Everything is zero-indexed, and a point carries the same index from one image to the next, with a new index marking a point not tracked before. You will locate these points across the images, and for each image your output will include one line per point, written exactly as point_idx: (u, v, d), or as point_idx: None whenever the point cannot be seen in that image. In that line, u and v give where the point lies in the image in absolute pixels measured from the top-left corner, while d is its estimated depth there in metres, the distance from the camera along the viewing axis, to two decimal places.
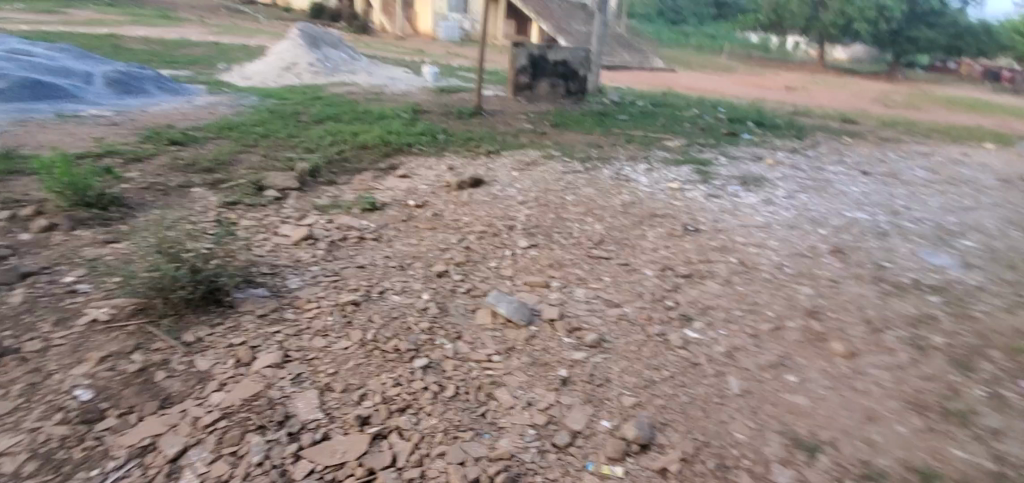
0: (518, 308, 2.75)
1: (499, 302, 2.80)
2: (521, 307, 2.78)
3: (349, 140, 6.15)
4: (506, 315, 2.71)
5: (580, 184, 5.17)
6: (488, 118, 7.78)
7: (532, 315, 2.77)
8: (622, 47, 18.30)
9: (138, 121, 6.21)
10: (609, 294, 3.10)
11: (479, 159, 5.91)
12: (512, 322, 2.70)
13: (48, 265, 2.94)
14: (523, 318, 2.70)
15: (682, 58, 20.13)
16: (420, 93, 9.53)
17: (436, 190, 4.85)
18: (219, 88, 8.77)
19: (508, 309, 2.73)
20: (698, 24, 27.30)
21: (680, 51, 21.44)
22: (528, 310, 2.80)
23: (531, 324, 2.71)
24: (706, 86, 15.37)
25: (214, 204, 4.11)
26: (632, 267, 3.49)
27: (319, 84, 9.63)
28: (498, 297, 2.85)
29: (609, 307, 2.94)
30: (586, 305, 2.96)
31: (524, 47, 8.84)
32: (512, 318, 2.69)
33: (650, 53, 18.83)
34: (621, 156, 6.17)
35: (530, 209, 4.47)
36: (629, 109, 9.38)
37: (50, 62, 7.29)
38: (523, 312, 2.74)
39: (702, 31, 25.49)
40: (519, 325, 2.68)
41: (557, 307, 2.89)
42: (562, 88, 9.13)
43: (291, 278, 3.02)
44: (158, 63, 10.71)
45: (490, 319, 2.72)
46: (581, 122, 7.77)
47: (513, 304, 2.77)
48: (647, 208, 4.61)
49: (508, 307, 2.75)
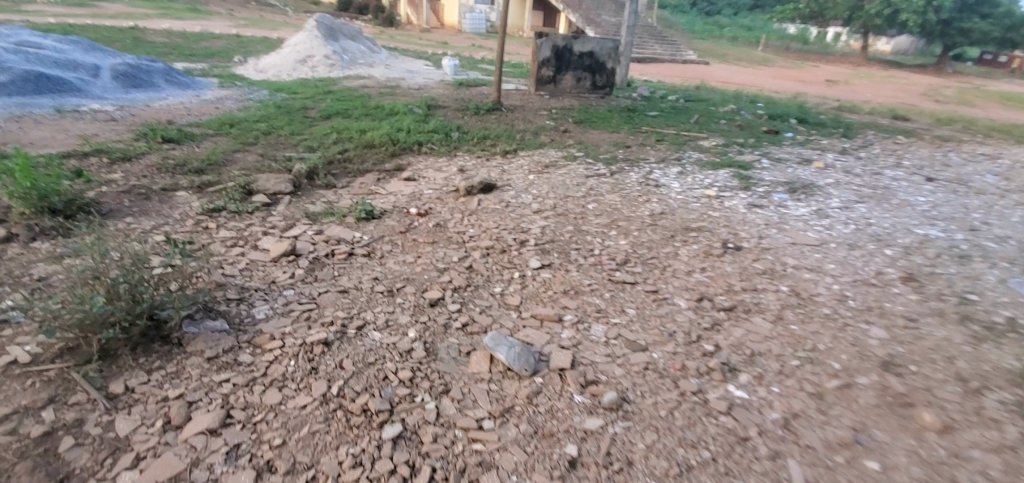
0: (521, 352, 2.25)
1: (499, 343, 2.30)
2: (525, 351, 2.28)
3: (355, 138, 5.73)
4: (506, 361, 2.22)
5: (603, 190, 4.62)
6: (507, 114, 7.27)
7: (537, 362, 2.27)
8: (652, 38, 17.49)
9: (138, 117, 5.94)
10: (634, 332, 2.57)
11: (494, 159, 5.42)
12: (512, 371, 2.20)
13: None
14: (527, 367, 2.20)
15: (716, 50, 19.17)
16: (438, 87, 9.07)
17: (443, 196, 4.37)
18: (231, 82, 8.50)
19: (509, 355, 2.23)
20: (733, 15, 26.11)
21: (714, 43, 20.46)
22: (533, 355, 2.30)
23: (536, 374, 2.21)
24: (742, 80, 14.50)
25: (195, 210, 3.72)
26: (662, 296, 2.95)
27: (334, 78, 9.27)
28: (498, 336, 2.35)
29: (633, 352, 2.41)
30: (605, 348, 2.44)
31: (549, 37, 8.14)
32: (513, 366, 2.19)
33: (682, 44, 17.97)
34: (650, 158, 5.58)
35: (545, 220, 3.96)
36: (660, 104, 8.73)
37: (57, 54, 7.10)
38: (528, 358, 2.24)
39: (738, 22, 24.36)
40: (521, 374, 2.19)
41: (569, 350, 2.38)
42: (588, 82, 8.52)
43: (259, 307, 2.59)
44: (177, 56, 10.56)
45: (487, 366, 2.23)
46: (607, 119, 7.20)
47: (516, 347, 2.27)
48: (680, 220, 4.04)
49: (509, 351, 2.25)
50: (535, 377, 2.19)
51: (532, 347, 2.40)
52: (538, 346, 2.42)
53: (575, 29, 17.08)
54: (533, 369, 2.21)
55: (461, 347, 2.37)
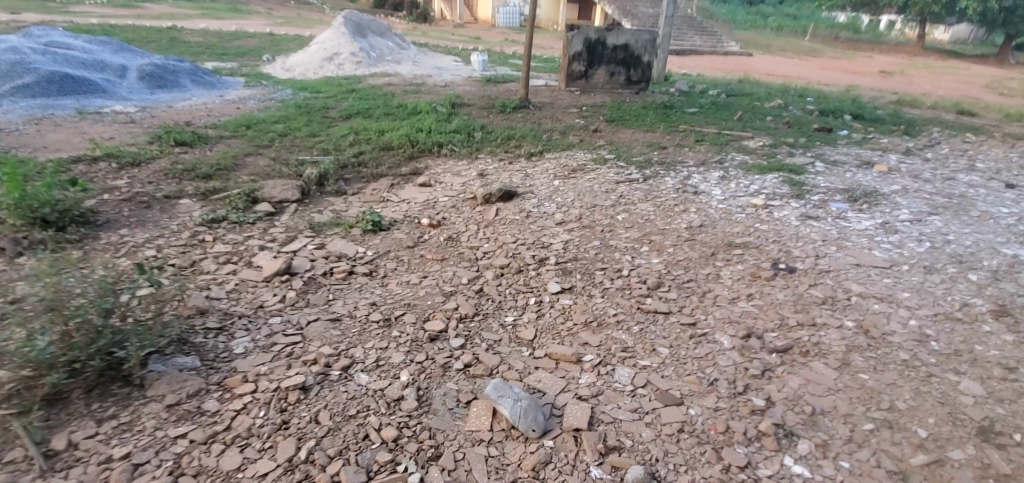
0: (527, 404, 1.90)
1: (502, 394, 1.94)
2: (533, 404, 1.92)
3: (372, 139, 5.45)
4: (510, 418, 1.87)
5: (634, 198, 4.18)
6: (534, 112, 6.87)
7: (546, 418, 1.92)
8: (692, 29, 16.68)
9: (157, 118, 5.84)
10: (668, 379, 2.16)
11: (517, 162, 5.04)
12: (518, 430, 1.85)
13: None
14: (536, 425, 1.85)
15: (760, 41, 18.15)
16: (465, 83, 8.74)
17: (458, 204, 4.02)
18: (256, 81, 8.39)
19: (513, 410, 1.88)
20: (778, 4, 24.82)
21: (757, 34, 19.41)
22: (541, 408, 1.95)
23: (546, 434, 1.86)
24: (788, 72, 13.60)
25: (193, 221, 3.50)
26: (701, 330, 2.53)
27: (360, 75, 9.07)
28: (502, 384, 1.99)
29: (666, 406, 2.01)
30: (631, 401, 2.05)
31: (581, 27, 7.64)
32: (520, 424, 1.85)
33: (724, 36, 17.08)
34: (689, 161, 5.08)
35: (568, 233, 3.56)
36: (700, 100, 8.13)
37: (86, 55, 7.14)
38: (537, 413, 1.89)
39: (783, 11, 23.07)
40: (529, 435, 1.84)
41: (588, 404, 2.01)
42: (622, 77, 8.03)
43: (238, 338, 2.32)
44: (209, 56, 10.59)
45: (486, 423, 1.89)
46: (641, 116, 6.70)
47: (523, 400, 1.91)
48: (723, 235, 3.56)
49: (514, 405, 1.90)
50: (545, 439, 1.84)
51: (539, 395, 2.05)
52: (550, 396, 2.05)
53: (610, 21, 16.45)
54: (543, 428, 1.86)
55: (460, 394, 2.02)
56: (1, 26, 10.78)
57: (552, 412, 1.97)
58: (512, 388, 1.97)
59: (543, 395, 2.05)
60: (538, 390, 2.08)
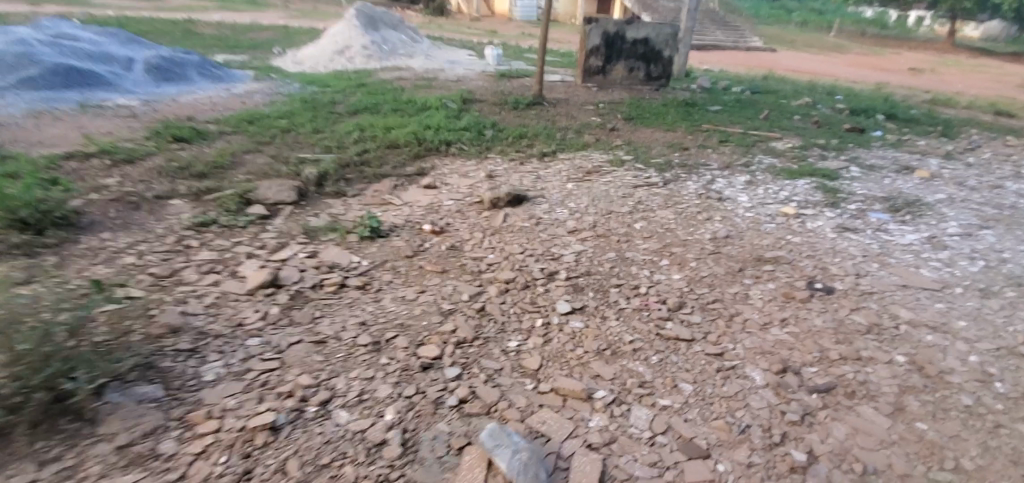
0: (527, 458, 1.67)
1: (499, 444, 1.70)
2: (533, 457, 1.70)
3: (377, 136, 5.20)
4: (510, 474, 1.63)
5: (653, 204, 3.87)
6: (549, 109, 6.57)
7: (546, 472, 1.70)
8: (714, 24, 16.15)
9: (159, 113, 5.67)
10: (692, 426, 1.90)
11: (529, 163, 4.76)
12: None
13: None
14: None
15: (784, 36, 17.54)
16: (477, 78, 8.45)
17: (464, 208, 3.76)
18: (264, 74, 8.19)
19: (511, 465, 1.65)
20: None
21: (782, 29, 18.77)
22: (542, 458, 1.73)
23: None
24: (814, 69, 13.06)
25: (181, 224, 3.28)
26: (729, 361, 2.23)
27: (370, 69, 8.84)
28: (498, 431, 1.75)
29: (692, 459, 1.78)
30: (651, 453, 1.80)
31: (599, 21, 7.31)
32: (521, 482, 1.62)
33: (747, 31, 16.52)
34: (712, 163, 4.75)
35: (581, 244, 3.28)
36: (722, 97, 7.74)
37: (93, 47, 7.01)
38: (538, 467, 1.67)
39: (809, 5, 22.32)
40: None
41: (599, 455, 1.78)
42: (641, 73, 7.69)
43: (210, 363, 2.09)
44: (220, 48, 10.45)
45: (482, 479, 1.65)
46: (661, 114, 6.36)
47: (522, 453, 1.68)
48: (751, 248, 3.25)
49: (514, 458, 1.67)
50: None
51: (538, 438, 1.82)
52: (557, 446, 1.80)
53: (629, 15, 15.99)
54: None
55: (454, 438, 1.77)
56: (17, 18, 10.77)
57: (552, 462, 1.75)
58: (510, 436, 1.73)
59: (545, 440, 1.81)
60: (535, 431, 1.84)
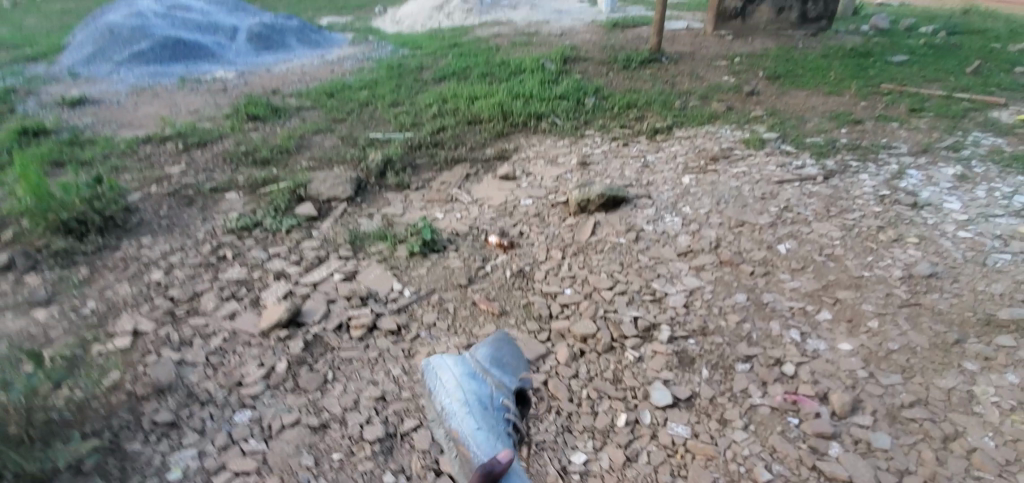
0: (491, 417, 1.40)
1: (433, 384, 1.50)
2: (485, 403, 1.42)
3: (459, 108, 4.24)
4: (450, 436, 1.37)
5: (807, 213, 2.74)
6: (672, 66, 5.16)
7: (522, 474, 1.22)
8: None
9: (252, 86, 4.83)
10: None
11: (639, 142, 3.72)
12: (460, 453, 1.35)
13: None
14: (489, 450, 1.30)
15: None
16: (585, 29, 6.58)
17: (544, 211, 2.91)
18: (352, 21, 7.18)
19: (453, 424, 1.39)
20: None
21: None
22: (491, 397, 1.43)
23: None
24: None
25: (223, 225, 2.84)
26: None
27: (469, 24, 6.91)
28: (437, 367, 1.52)
29: None
30: None
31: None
32: (465, 445, 1.33)
33: None
34: (900, 146, 3.40)
35: (696, 277, 2.36)
36: (907, 42, 5.78)
37: (201, 16, 5.98)
38: (495, 424, 1.38)
39: None
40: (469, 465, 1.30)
41: None
42: (795, 13, 5.97)
43: (181, 450, 1.69)
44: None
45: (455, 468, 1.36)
46: (820, 69, 4.83)
47: (471, 403, 1.40)
48: (970, 303, 2.16)
49: (445, 414, 1.42)
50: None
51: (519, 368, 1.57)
52: None
53: None
54: (495, 464, 1.15)
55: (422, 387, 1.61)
56: None
57: (512, 425, 1.45)
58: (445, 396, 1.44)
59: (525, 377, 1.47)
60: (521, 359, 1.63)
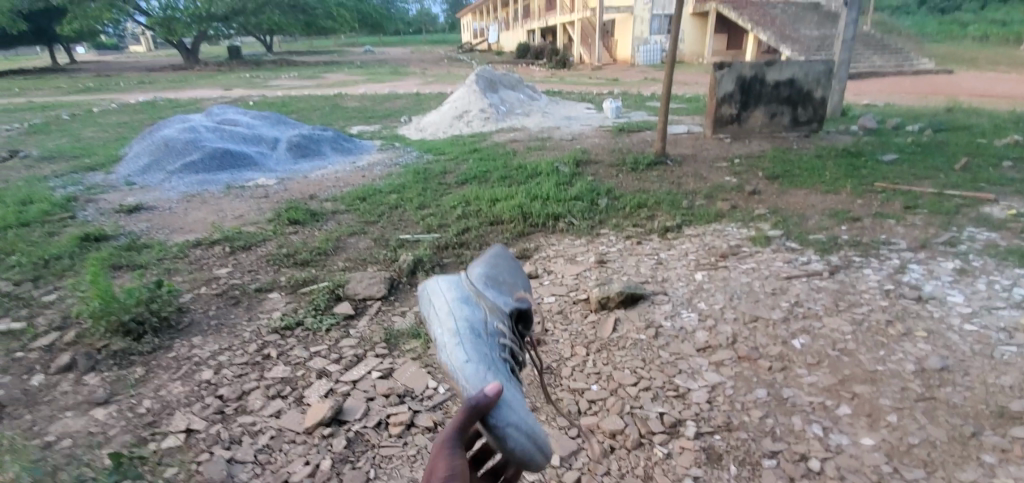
0: (485, 343, 1.50)
1: (429, 311, 1.64)
2: (479, 330, 1.53)
3: (481, 209, 4.58)
4: (443, 364, 1.47)
5: (817, 308, 2.89)
6: (677, 168, 5.56)
7: (512, 407, 1.25)
8: (867, 65, 14.43)
9: (291, 191, 5.28)
10: None
11: (652, 240, 3.97)
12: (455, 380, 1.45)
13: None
14: (478, 381, 1.37)
15: (965, 62, 15.13)
16: (594, 134, 7.14)
17: (566, 308, 3.09)
18: (379, 129, 7.86)
19: (446, 356, 1.48)
20: (982, 12, 20.52)
21: (956, 55, 16.25)
22: (483, 323, 1.56)
23: (505, 437, 1.19)
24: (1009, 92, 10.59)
25: (268, 324, 3.04)
26: None
27: (486, 131, 7.57)
28: (433, 295, 1.67)
29: None
30: None
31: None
32: (456, 375, 1.41)
33: (907, 65, 14.52)
34: (898, 242, 3.62)
35: (716, 372, 2.48)
36: (895, 141, 6.21)
37: (247, 129, 6.67)
38: (485, 348, 1.49)
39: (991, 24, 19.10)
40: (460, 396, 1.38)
41: None
42: (787, 117, 6.50)
43: None
44: (362, 101, 10.39)
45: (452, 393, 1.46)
46: (816, 169, 5.19)
47: (461, 332, 1.51)
48: (984, 396, 2.25)
49: (440, 343, 1.53)
50: (492, 428, 1.19)
51: (510, 293, 1.72)
52: None
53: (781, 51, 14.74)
54: (480, 399, 1.15)
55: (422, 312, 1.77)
56: (189, 96, 11.83)
57: (506, 350, 1.56)
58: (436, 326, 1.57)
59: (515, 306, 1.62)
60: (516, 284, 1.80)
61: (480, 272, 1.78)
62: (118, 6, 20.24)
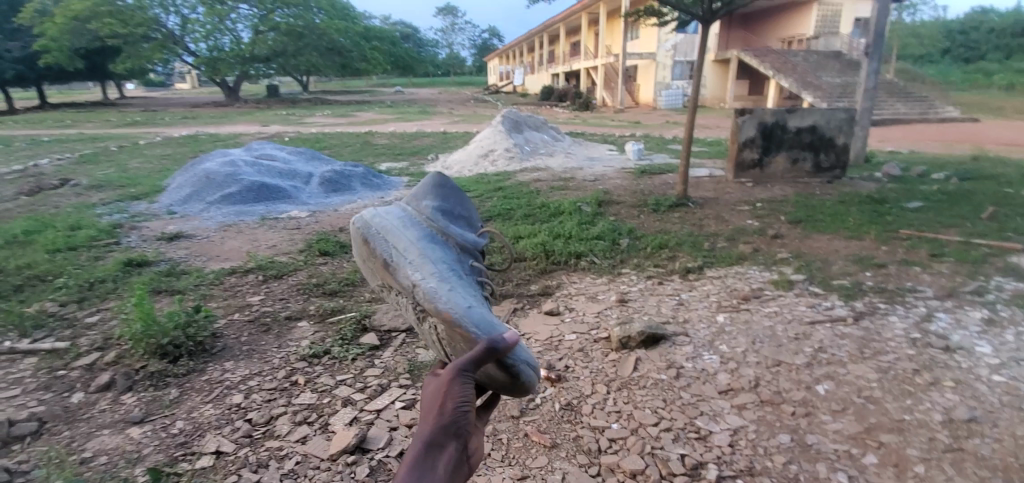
0: (465, 287, 1.59)
1: (398, 260, 1.64)
2: (455, 280, 1.61)
3: (505, 246, 4.69)
4: (436, 311, 1.47)
5: (841, 354, 2.86)
6: (699, 210, 5.62)
7: (517, 347, 1.42)
8: (891, 112, 14.45)
9: (322, 223, 5.48)
10: None
11: (673, 281, 4.00)
12: (450, 325, 1.46)
13: (26, 474, 2.28)
14: (484, 326, 1.44)
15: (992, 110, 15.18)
16: (615, 175, 7.28)
17: (587, 346, 3.13)
18: (407, 167, 8.14)
19: (441, 299, 1.50)
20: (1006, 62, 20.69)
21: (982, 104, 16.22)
22: (454, 274, 1.64)
23: (520, 372, 1.35)
24: None
25: (297, 352, 3.14)
26: None
27: (509, 170, 7.77)
28: (395, 249, 1.68)
29: None
30: None
31: (737, 2, 5.45)
32: (458, 320, 1.43)
33: (932, 113, 14.51)
34: (925, 290, 3.58)
35: (738, 415, 2.47)
36: (921, 188, 6.17)
37: (283, 164, 7.00)
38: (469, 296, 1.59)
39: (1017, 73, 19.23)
40: (466, 338, 1.41)
41: None
42: (809, 163, 6.55)
43: None
44: (391, 139, 10.80)
45: (443, 337, 1.49)
46: (839, 214, 5.19)
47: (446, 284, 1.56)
48: (1015, 450, 2.19)
49: (426, 294, 1.53)
50: (512, 367, 1.32)
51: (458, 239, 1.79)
52: None
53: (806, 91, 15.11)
54: (500, 342, 1.17)
55: (372, 257, 1.74)
56: (227, 132, 12.43)
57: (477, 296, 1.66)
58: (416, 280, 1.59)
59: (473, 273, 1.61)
60: (464, 221, 1.89)
61: (433, 209, 1.83)
62: (168, 48, 21.60)
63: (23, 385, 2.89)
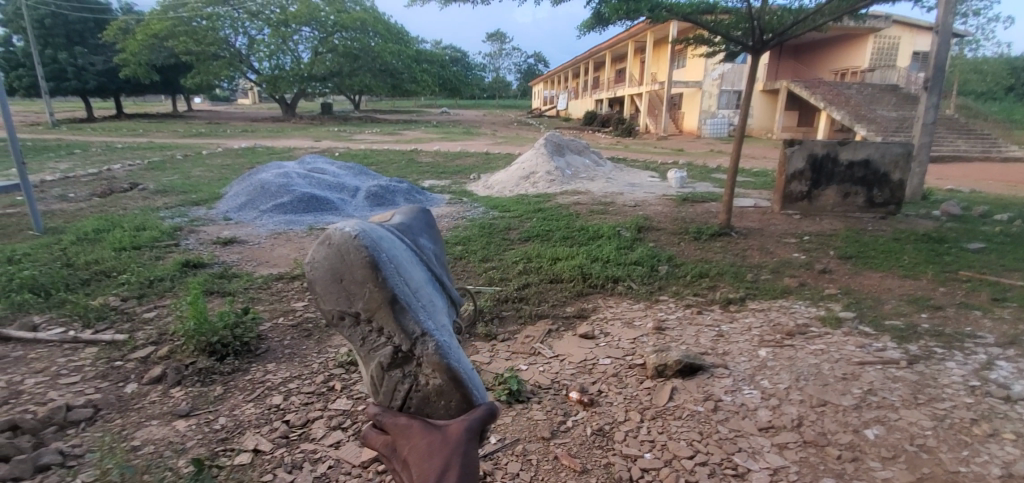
0: (458, 344, 1.33)
1: (404, 287, 1.23)
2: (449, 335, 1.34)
3: (542, 267, 4.71)
4: (449, 365, 1.17)
5: (893, 398, 2.71)
6: (742, 240, 5.49)
7: None
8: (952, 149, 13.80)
9: None
10: None
11: (713, 311, 3.91)
12: (450, 385, 1.16)
13: (80, 456, 2.41)
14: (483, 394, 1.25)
15: None
16: (657, 201, 7.22)
17: (622, 372, 3.08)
18: (450, 185, 8.32)
19: (453, 356, 1.21)
20: None
21: None
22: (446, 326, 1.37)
23: None
24: None
25: (335, 359, 3.22)
26: None
27: (550, 192, 7.83)
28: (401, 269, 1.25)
29: None
30: None
31: (789, 33, 5.39)
32: (468, 380, 1.18)
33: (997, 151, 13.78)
34: (985, 336, 3.36)
35: (779, 454, 2.37)
36: (983, 229, 5.83)
37: (333, 178, 7.28)
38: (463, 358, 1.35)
39: None
40: (467, 402, 1.16)
41: None
42: (862, 198, 6.31)
43: None
44: (436, 158, 11.08)
45: (431, 394, 1.16)
46: (893, 252, 4.97)
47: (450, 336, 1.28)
48: None
49: (436, 339, 1.20)
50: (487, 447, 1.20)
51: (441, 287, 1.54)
52: None
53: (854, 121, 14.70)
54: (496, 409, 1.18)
55: (355, 272, 1.20)
56: (282, 146, 13.06)
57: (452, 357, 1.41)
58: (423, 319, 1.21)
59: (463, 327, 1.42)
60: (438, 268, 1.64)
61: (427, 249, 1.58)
62: (235, 66, 23.03)
63: (83, 373, 3.08)
